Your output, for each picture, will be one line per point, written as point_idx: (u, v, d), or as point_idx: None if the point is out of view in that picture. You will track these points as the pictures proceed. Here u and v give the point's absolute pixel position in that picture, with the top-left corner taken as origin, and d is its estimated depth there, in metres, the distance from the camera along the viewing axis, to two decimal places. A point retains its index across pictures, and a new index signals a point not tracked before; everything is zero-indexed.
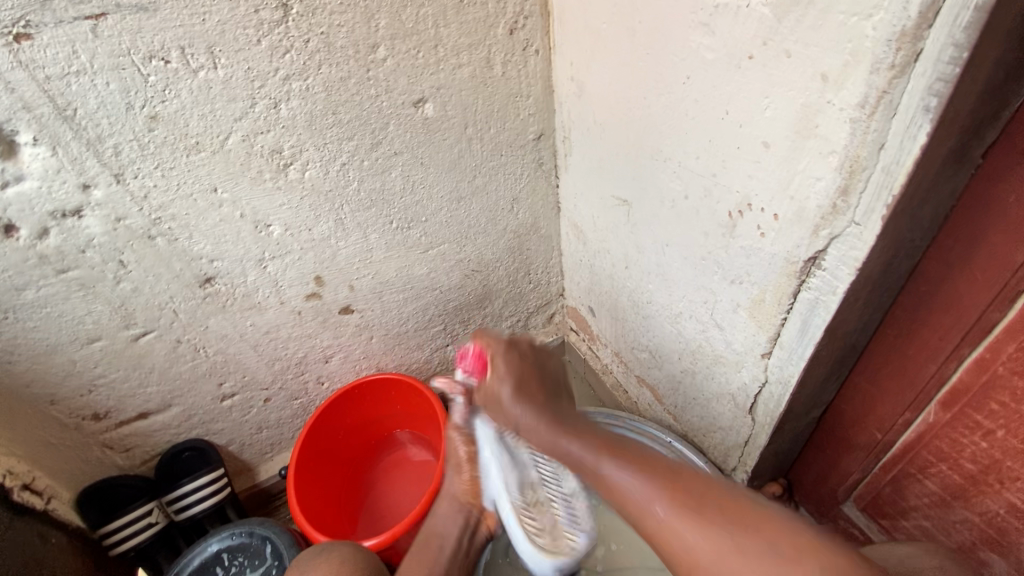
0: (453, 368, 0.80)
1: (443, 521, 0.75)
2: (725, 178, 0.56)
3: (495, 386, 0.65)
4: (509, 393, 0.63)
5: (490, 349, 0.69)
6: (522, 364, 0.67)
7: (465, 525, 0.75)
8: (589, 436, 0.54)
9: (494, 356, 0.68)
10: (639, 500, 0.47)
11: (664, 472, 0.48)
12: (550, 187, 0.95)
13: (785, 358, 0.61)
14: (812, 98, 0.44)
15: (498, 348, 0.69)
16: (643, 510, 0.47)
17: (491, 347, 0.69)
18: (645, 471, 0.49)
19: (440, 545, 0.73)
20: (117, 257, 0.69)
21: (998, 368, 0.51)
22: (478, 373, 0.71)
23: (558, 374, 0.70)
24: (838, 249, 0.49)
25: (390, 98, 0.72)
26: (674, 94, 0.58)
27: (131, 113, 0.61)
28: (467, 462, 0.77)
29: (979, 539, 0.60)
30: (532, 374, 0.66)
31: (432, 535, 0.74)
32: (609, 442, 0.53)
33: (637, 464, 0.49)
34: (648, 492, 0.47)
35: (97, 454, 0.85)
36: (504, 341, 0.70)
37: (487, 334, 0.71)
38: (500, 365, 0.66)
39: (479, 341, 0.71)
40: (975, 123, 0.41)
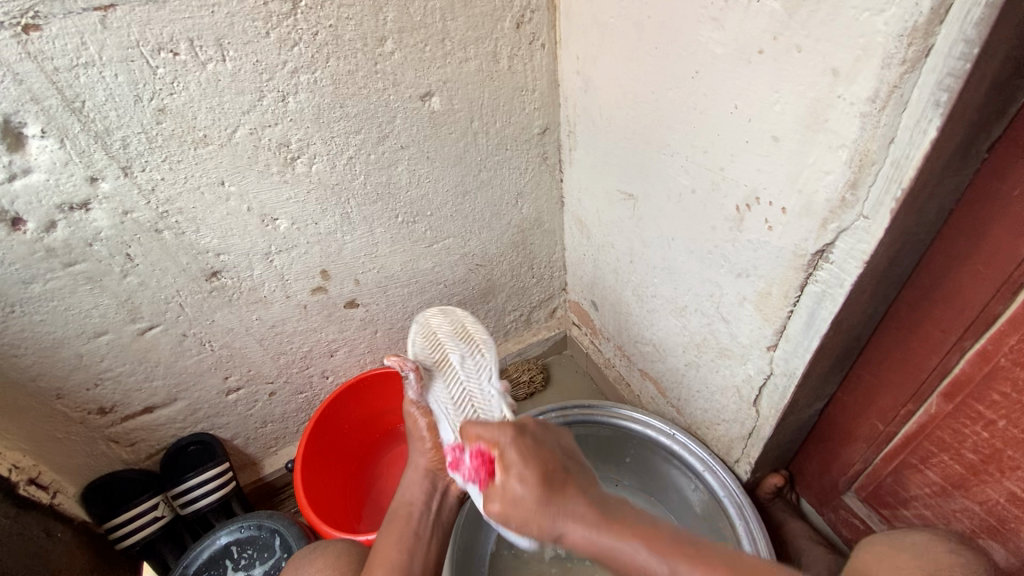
0: (413, 344, 0.75)
1: (410, 488, 0.72)
2: (733, 172, 0.57)
3: (517, 494, 0.52)
4: (535, 487, 0.51)
5: (495, 440, 0.55)
6: (526, 448, 0.55)
7: (435, 488, 0.72)
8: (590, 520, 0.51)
9: (504, 463, 0.53)
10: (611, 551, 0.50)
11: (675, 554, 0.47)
12: (554, 182, 0.96)
13: (790, 351, 0.62)
14: (822, 93, 0.44)
15: (504, 436, 0.55)
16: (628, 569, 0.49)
17: (496, 437, 0.55)
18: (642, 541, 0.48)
19: (412, 513, 0.69)
20: (124, 251, 0.69)
21: (1000, 360, 0.52)
22: (484, 476, 0.56)
23: (578, 463, 0.59)
24: (845, 241, 0.49)
25: (397, 91, 0.72)
26: (682, 88, 0.59)
27: (140, 105, 0.60)
28: (431, 433, 0.72)
29: (979, 528, 0.61)
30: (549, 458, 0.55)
31: (402, 506, 0.71)
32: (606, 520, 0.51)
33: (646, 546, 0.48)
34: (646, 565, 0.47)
35: (102, 448, 0.85)
36: (508, 424, 0.57)
37: (477, 424, 0.57)
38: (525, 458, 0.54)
39: (473, 437, 0.56)
40: (983, 117, 0.41)
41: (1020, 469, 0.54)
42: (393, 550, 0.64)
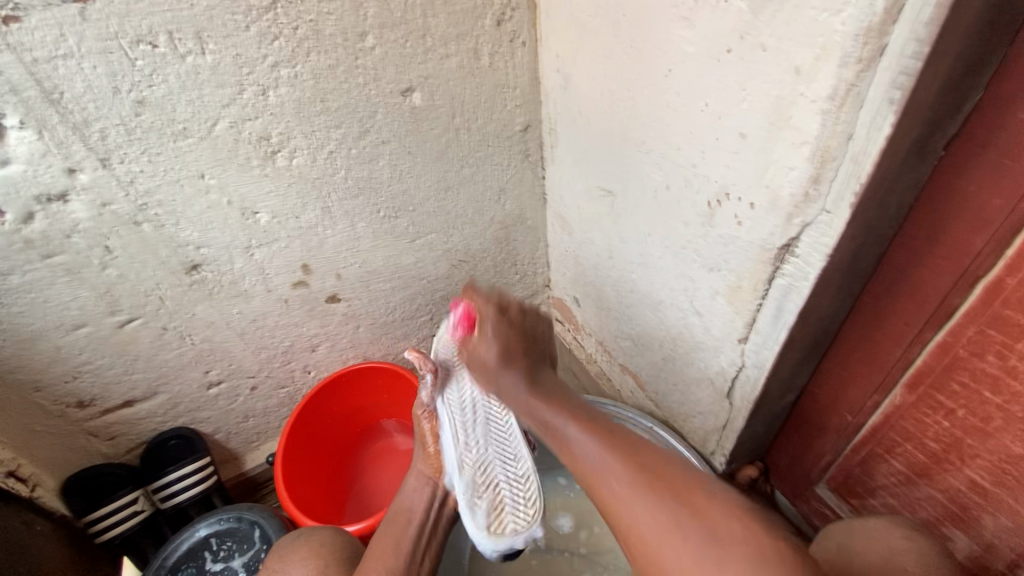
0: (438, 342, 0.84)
1: (410, 496, 0.77)
2: (704, 169, 0.58)
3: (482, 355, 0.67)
4: (496, 358, 0.66)
5: (480, 312, 0.70)
6: (516, 329, 0.69)
7: (432, 496, 0.77)
8: (582, 416, 0.60)
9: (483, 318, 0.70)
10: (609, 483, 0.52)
11: (664, 499, 0.48)
12: (536, 179, 0.97)
13: (760, 343, 0.63)
14: (786, 91, 0.46)
15: (489, 313, 0.70)
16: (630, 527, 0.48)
17: (482, 310, 0.70)
18: (635, 484, 0.50)
19: (410, 518, 0.73)
20: (102, 243, 0.69)
21: (958, 351, 0.54)
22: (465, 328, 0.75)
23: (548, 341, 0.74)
24: (810, 235, 0.51)
25: (378, 86, 0.73)
26: (657, 86, 0.60)
27: (118, 97, 0.61)
28: (431, 437, 0.80)
29: (941, 515, 0.63)
30: (511, 337, 0.68)
31: (402, 510, 0.75)
32: (591, 422, 0.59)
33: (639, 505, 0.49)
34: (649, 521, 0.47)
35: (82, 442, 0.84)
36: (495, 304, 0.71)
37: (478, 291, 0.73)
38: (495, 339, 0.67)
39: (473, 299, 0.72)
40: (937, 115, 0.43)
41: (979, 457, 0.56)
42: (391, 555, 0.67)
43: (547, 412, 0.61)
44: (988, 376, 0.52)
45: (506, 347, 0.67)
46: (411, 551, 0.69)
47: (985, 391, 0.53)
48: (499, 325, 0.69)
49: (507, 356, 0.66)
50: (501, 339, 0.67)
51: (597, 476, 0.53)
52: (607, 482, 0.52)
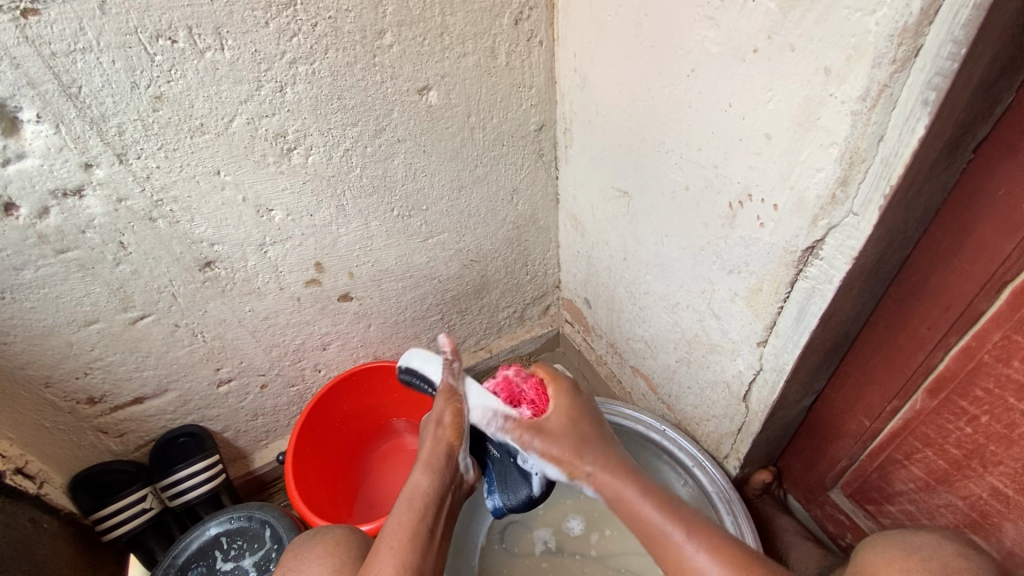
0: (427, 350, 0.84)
1: (426, 478, 0.68)
2: (726, 170, 0.58)
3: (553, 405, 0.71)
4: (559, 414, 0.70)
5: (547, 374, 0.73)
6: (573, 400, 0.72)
7: (445, 480, 0.69)
8: (615, 466, 0.66)
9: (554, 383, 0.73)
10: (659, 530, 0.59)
11: (681, 510, 0.60)
12: (550, 179, 0.97)
13: (780, 347, 0.63)
14: (815, 91, 0.45)
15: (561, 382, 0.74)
16: (659, 534, 0.59)
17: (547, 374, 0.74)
18: (671, 515, 0.59)
19: (428, 506, 0.65)
20: (117, 239, 0.69)
21: (983, 356, 0.53)
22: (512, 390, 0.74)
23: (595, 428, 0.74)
24: (835, 238, 0.50)
25: (395, 84, 0.72)
26: (678, 86, 0.60)
27: (136, 92, 0.60)
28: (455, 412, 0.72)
29: (961, 522, 0.62)
30: (585, 411, 0.71)
31: (415, 497, 0.66)
32: (633, 477, 0.64)
33: (682, 520, 0.59)
34: (674, 531, 0.58)
35: (91, 439, 0.84)
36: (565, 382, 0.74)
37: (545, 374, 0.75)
38: (568, 398, 0.72)
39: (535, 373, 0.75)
40: (970, 117, 0.42)
41: (1002, 464, 0.55)
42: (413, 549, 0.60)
43: (608, 480, 0.65)
44: (1014, 382, 0.52)
45: (571, 428, 0.69)
46: (429, 541, 0.63)
47: (1010, 398, 0.52)
48: (567, 384, 0.73)
49: (557, 437, 0.68)
50: (575, 412, 0.70)
51: (628, 505, 0.62)
52: (658, 528, 0.59)
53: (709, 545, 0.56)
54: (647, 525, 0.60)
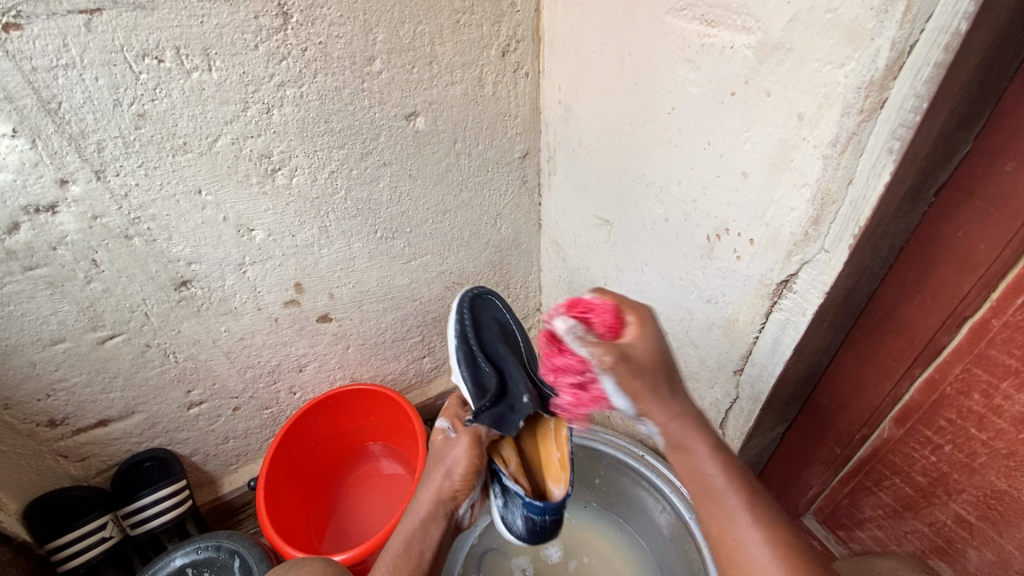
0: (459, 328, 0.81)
1: (424, 522, 0.66)
2: (705, 204, 0.60)
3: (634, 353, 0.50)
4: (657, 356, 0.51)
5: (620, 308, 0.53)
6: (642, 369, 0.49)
7: (445, 525, 0.67)
8: (691, 421, 0.52)
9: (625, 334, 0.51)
10: (729, 508, 0.47)
11: (745, 478, 0.49)
12: (533, 205, 0.98)
13: (755, 375, 0.64)
14: (789, 135, 0.48)
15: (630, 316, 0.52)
16: (717, 494, 0.48)
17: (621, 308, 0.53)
18: (737, 482, 0.49)
19: (423, 552, 0.63)
20: (90, 256, 0.67)
21: (946, 388, 0.56)
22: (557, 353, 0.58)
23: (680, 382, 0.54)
24: (808, 273, 0.52)
25: (383, 109, 0.73)
26: (660, 122, 0.62)
27: (118, 109, 0.60)
28: (467, 468, 0.68)
29: (928, 548, 0.64)
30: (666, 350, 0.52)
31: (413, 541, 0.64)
32: (696, 421, 0.52)
33: (740, 483, 0.49)
34: (735, 500, 0.48)
35: (50, 463, 0.80)
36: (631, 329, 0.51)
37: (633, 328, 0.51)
38: (653, 335, 0.51)
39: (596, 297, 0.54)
40: (930, 165, 0.45)
41: (965, 492, 0.58)
42: None
43: (667, 422, 0.51)
44: (974, 413, 0.54)
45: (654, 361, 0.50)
46: None
47: (971, 428, 0.55)
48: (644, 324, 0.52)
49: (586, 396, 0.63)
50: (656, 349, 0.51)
51: (688, 459, 0.51)
52: (716, 486, 0.49)
53: (775, 527, 0.46)
54: (709, 487, 0.49)
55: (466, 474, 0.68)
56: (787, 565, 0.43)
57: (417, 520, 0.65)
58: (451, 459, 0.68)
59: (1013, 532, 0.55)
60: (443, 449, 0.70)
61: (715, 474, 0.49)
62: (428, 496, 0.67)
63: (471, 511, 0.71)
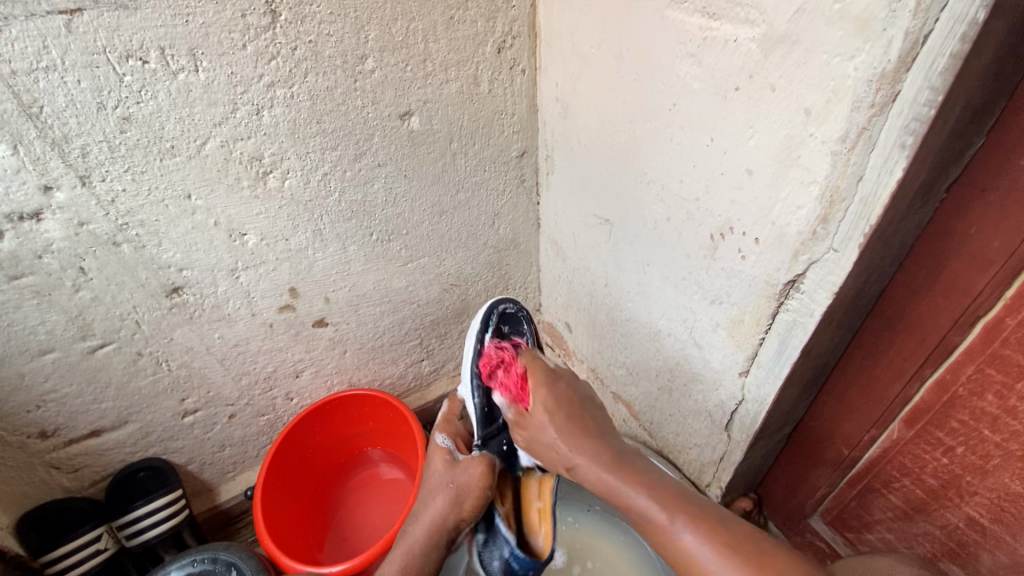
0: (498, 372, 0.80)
1: (422, 544, 0.65)
2: (708, 203, 0.59)
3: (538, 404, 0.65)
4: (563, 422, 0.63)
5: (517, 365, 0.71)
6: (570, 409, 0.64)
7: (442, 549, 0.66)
8: (602, 455, 0.58)
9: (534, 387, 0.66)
10: (668, 530, 0.50)
11: (681, 499, 0.52)
12: (531, 205, 0.96)
13: (761, 377, 0.63)
14: (795, 131, 0.46)
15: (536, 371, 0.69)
16: (658, 529, 0.51)
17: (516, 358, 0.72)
18: (657, 493, 0.52)
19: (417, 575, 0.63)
20: (77, 264, 0.65)
21: (958, 388, 0.54)
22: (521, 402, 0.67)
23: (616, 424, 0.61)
24: (816, 273, 0.51)
25: (376, 109, 0.71)
26: (660, 119, 0.60)
27: (103, 113, 0.58)
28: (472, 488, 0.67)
29: (939, 551, 0.63)
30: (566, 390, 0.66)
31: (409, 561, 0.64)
32: (612, 458, 0.58)
33: (661, 493, 0.53)
34: (664, 516, 0.51)
35: (42, 475, 0.78)
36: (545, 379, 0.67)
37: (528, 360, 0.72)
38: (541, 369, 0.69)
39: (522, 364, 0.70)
40: (943, 160, 0.44)
41: (977, 494, 0.56)
42: None
43: (592, 472, 0.58)
44: (988, 414, 0.53)
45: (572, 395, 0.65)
46: None
47: (984, 429, 0.53)
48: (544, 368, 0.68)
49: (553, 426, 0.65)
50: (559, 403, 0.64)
51: (617, 498, 0.55)
52: (646, 510, 0.52)
53: (695, 516, 0.50)
54: (652, 527, 0.52)
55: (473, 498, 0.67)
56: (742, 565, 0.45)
57: (415, 544, 0.65)
58: (461, 481, 0.68)
59: None
60: (449, 471, 0.70)
61: (649, 508, 0.52)
62: (430, 517, 0.67)
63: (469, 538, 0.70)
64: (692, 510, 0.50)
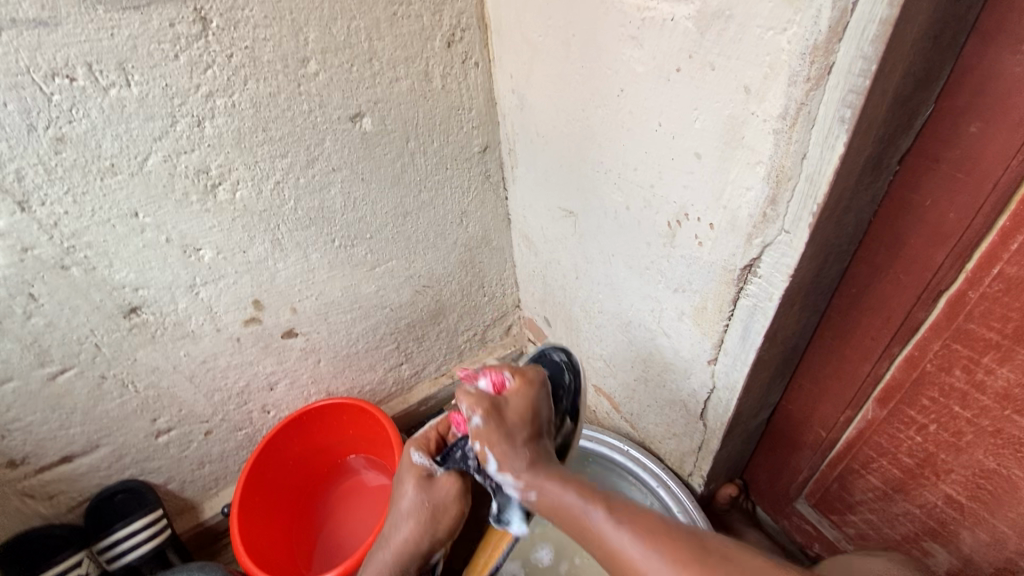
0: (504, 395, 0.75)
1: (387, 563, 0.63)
2: (662, 189, 0.57)
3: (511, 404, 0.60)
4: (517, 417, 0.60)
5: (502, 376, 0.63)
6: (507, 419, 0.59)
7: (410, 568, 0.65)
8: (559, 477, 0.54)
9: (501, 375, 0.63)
10: (636, 559, 0.45)
11: (629, 515, 0.48)
12: (499, 200, 0.95)
13: (730, 364, 0.61)
14: (737, 110, 0.44)
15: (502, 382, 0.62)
16: (621, 553, 0.46)
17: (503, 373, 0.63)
18: (625, 520, 0.48)
19: None
20: (26, 291, 0.64)
21: (926, 365, 0.53)
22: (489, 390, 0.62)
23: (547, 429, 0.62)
24: (771, 255, 0.49)
25: (324, 113, 0.69)
26: (610, 106, 0.58)
27: (34, 135, 0.56)
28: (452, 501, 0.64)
29: (921, 530, 0.61)
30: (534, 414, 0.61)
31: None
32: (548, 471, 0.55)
33: (634, 522, 0.47)
34: (635, 545, 0.46)
35: (15, 505, 0.77)
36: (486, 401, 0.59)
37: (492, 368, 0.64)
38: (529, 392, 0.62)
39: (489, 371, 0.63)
40: (890, 131, 0.42)
41: (953, 471, 0.55)
42: None
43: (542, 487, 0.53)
44: (957, 390, 0.51)
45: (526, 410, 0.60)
46: None
47: (955, 406, 0.52)
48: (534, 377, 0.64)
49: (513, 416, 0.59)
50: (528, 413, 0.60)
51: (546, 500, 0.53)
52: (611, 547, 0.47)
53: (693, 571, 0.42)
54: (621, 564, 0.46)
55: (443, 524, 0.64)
56: None
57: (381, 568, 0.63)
58: (434, 502, 0.64)
59: (1005, 512, 0.52)
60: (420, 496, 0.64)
61: (605, 528, 0.48)
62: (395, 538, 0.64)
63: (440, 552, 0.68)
64: (660, 531, 0.46)
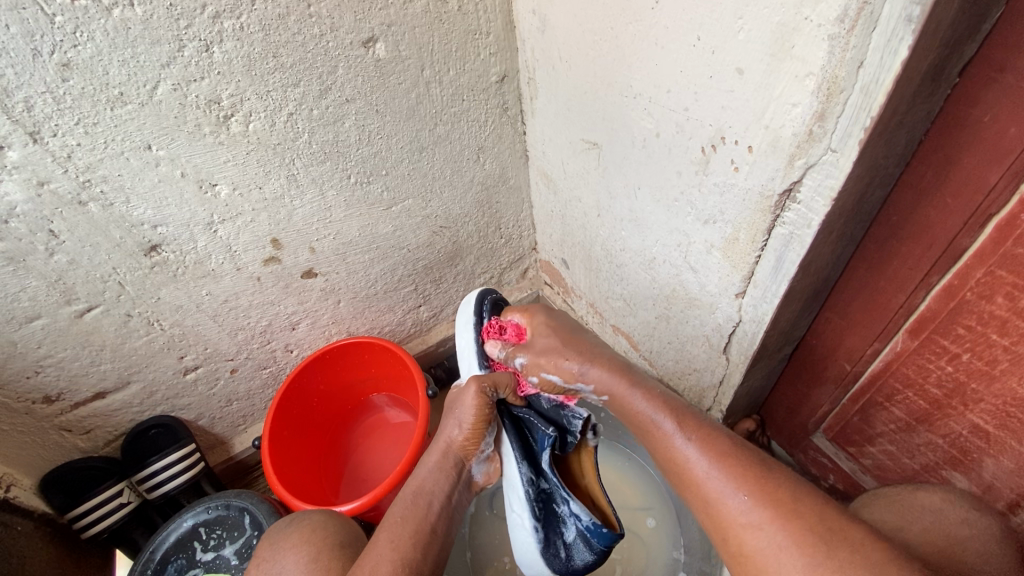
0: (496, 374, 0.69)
1: (429, 474, 0.60)
2: (698, 112, 0.54)
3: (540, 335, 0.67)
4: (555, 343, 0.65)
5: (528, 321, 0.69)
6: (548, 336, 0.66)
7: (456, 478, 0.60)
8: (615, 370, 0.59)
9: (533, 323, 0.68)
10: (699, 467, 0.49)
11: (702, 427, 0.52)
12: (517, 135, 0.92)
13: (759, 297, 0.60)
14: (789, 16, 0.41)
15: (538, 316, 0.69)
16: (686, 463, 0.50)
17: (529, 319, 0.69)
18: (715, 454, 0.49)
19: (428, 500, 0.57)
20: (46, 227, 0.63)
21: (966, 294, 0.51)
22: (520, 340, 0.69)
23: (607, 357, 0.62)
24: (813, 178, 0.47)
25: (337, 37, 0.66)
26: (643, 22, 0.54)
27: (39, 61, 0.53)
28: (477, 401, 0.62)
29: (942, 460, 0.62)
30: (565, 324, 0.67)
31: (421, 492, 0.57)
32: (632, 377, 0.59)
33: (700, 437, 0.51)
34: (722, 480, 0.47)
35: (54, 438, 0.80)
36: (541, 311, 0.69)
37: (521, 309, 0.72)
38: (541, 312, 0.69)
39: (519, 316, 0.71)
40: (956, 34, 0.39)
41: (983, 401, 0.55)
42: (402, 551, 0.50)
43: (611, 382, 0.59)
44: (997, 319, 0.50)
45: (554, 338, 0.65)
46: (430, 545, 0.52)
47: (992, 334, 0.51)
48: (539, 310, 0.70)
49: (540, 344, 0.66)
50: (556, 327, 0.66)
51: (629, 407, 0.57)
52: (693, 466, 0.49)
53: (756, 486, 0.45)
54: (685, 466, 0.50)
55: (476, 425, 0.61)
56: (792, 534, 0.42)
57: (424, 476, 0.60)
58: (460, 407, 0.62)
59: None
60: (450, 404, 0.64)
61: (675, 439, 0.51)
62: (437, 450, 0.62)
63: (484, 464, 0.64)
64: (756, 475, 0.46)
